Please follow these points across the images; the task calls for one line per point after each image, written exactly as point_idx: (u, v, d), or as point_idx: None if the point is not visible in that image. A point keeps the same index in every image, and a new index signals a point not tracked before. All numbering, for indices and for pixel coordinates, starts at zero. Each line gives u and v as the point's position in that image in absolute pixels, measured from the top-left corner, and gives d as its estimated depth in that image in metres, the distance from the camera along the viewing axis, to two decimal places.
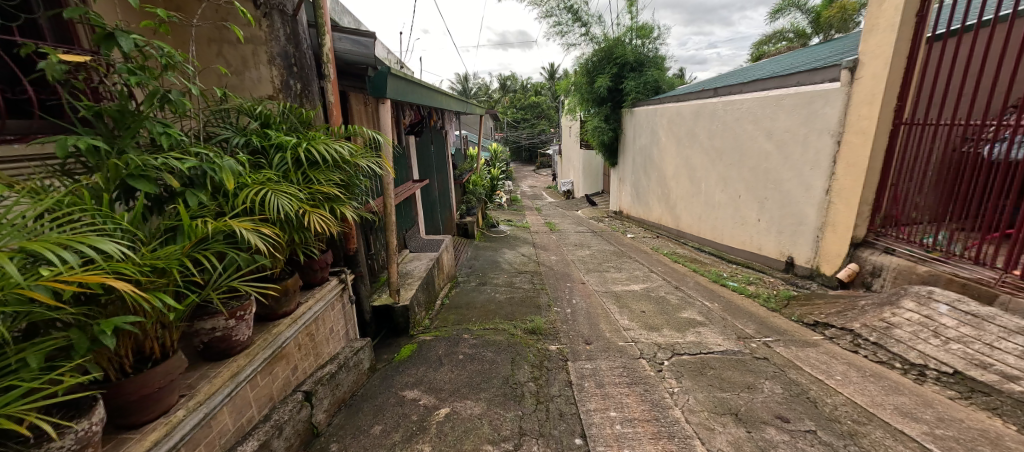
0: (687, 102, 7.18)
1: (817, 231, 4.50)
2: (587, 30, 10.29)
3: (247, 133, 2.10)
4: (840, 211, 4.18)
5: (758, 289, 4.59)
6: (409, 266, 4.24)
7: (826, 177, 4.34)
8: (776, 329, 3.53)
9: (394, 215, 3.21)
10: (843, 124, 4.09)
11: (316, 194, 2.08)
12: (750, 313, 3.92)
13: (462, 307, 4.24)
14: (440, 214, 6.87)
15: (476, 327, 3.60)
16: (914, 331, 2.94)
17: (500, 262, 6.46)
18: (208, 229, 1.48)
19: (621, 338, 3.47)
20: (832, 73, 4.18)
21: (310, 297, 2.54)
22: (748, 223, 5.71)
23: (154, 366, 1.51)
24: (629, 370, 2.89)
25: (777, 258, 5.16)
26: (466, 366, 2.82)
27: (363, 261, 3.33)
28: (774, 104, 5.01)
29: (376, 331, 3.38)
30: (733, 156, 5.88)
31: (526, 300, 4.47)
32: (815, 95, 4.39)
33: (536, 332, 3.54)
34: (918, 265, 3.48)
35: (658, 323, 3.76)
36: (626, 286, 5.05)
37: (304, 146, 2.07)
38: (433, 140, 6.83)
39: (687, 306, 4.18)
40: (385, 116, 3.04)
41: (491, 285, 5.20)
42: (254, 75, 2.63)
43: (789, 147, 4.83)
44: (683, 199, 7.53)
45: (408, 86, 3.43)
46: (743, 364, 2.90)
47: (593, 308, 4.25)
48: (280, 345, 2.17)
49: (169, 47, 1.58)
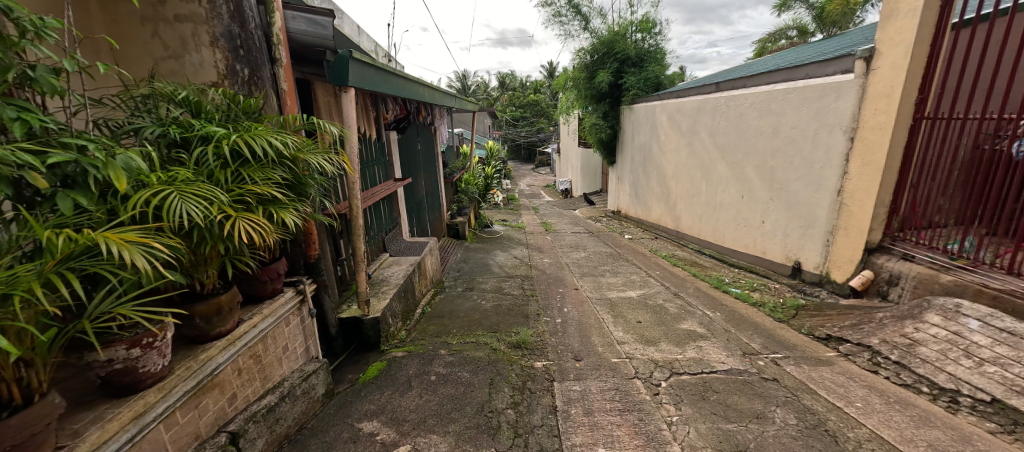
0: (686, 98, 6.89)
1: (827, 235, 4.18)
2: (586, 24, 9.96)
3: (167, 123, 1.78)
4: (853, 214, 3.86)
5: (763, 297, 4.27)
6: (385, 273, 3.91)
7: (838, 177, 4.01)
8: (785, 344, 3.21)
9: (361, 218, 2.89)
10: (857, 119, 3.77)
11: (249, 196, 1.77)
12: (755, 325, 3.60)
13: (444, 317, 3.91)
14: (427, 214, 6.54)
15: (455, 340, 3.29)
16: (941, 350, 2.62)
17: (490, 265, 6.13)
18: (76, 244, 1.16)
19: (614, 353, 3.15)
20: (845, 64, 3.87)
21: (255, 313, 2.21)
22: (751, 225, 5.39)
23: (11, 416, 1.19)
24: (622, 394, 2.57)
25: (783, 262, 4.84)
26: (438, 389, 2.51)
27: (329, 268, 3.00)
28: (780, 98, 4.70)
29: (344, 346, 3.06)
30: (736, 154, 5.57)
31: (514, 309, 4.14)
32: (826, 88, 4.07)
33: (521, 347, 3.22)
34: (941, 273, 3.17)
35: (656, 336, 3.43)
36: (622, 292, 4.72)
37: (237, 138, 1.76)
38: (421, 138, 6.52)
39: (687, 316, 3.85)
40: (348, 109, 2.72)
41: (478, 290, 4.87)
42: (195, 59, 2.32)
43: (797, 144, 4.51)
44: (683, 199, 7.23)
45: (381, 75, 3.09)
46: (750, 387, 2.58)
47: (585, 317, 3.92)
48: (212, 372, 1.86)
49: (32, 10, 1.23)
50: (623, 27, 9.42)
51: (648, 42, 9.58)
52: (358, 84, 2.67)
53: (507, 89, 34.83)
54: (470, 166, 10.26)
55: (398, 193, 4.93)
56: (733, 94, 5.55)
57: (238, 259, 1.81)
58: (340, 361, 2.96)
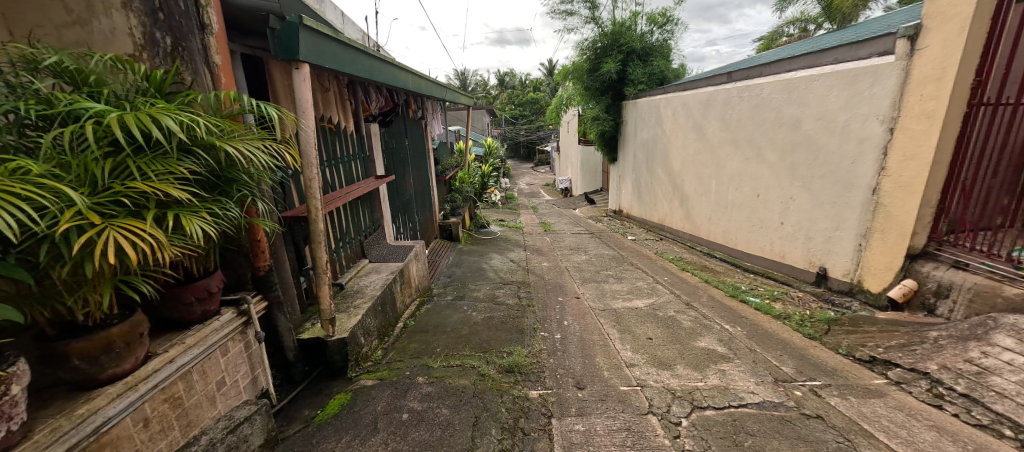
0: (694, 90, 6.46)
1: (860, 239, 3.72)
2: (590, 14, 9.48)
3: (26, 98, 1.33)
4: (892, 215, 3.39)
5: (787, 308, 3.80)
6: (361, 283, 3.45)
7: (874, 173, 3.55)
8: (822, 367, 2.75)
9: (321, 222, 2.41)
10: (897, 107, 3.32)
11: (135, 196, 1.32)
12: (783, 343, 3.13)
13: (428, 332, 3.45)
14: (416, 215, 6.09)
15: (438, 363, 2.83)
16: (1021, 382, 2.15)
17: (485, 269, 5.68)
18: None
19: (623, 380, 2.68)
20: (883, 44, 3.41)
21: (172, 345, 1.78)
22: (768, 227, 4.93)
23: None
24: (636, 439, 2.12)
25: (805, 268, 4.38)
26: (410, 434, 2.06)
27: (285, 281, 2.53)
28: (803, 87, 4.24)
29: (304, 372, 2.60)
30: (750, 149, 5.12)
31: (507, 322, 3.68)
32: (860, 73, 3.61)
33: (514, 371, 2.76)
34: (1005, 285, 2.71)
35: (671, 357, 2.96)
36: (628, 302, 4.25)
37: (120, 118, 1.32)
38: (410, 133, 6.07)
39: (704, 331, 3.38)
40: (302, 92, 2.22)
41: (469, 300, 4.41)
42: (105, 26, 1.81)
43: (823, 137, 4.05)
44: (691, 198, 6.78)
45: (349, 54, 2.61)
46: (791, 429, 2.13)
47: (589, 333, 3.46)
48: (98, 429, 1.46)
49: None
50: (628, 19, 8.99)
51: (654, 35, 9.17)
52: (314, 59, 2.21)
53: (506, 87, 34.34)
54: (465, 164, 9.77)
55: (381, 191, 4.46)
56: (747, 84, 5.11)
57: (129, 280, 1.38)
58: (298, 391, 2.50)
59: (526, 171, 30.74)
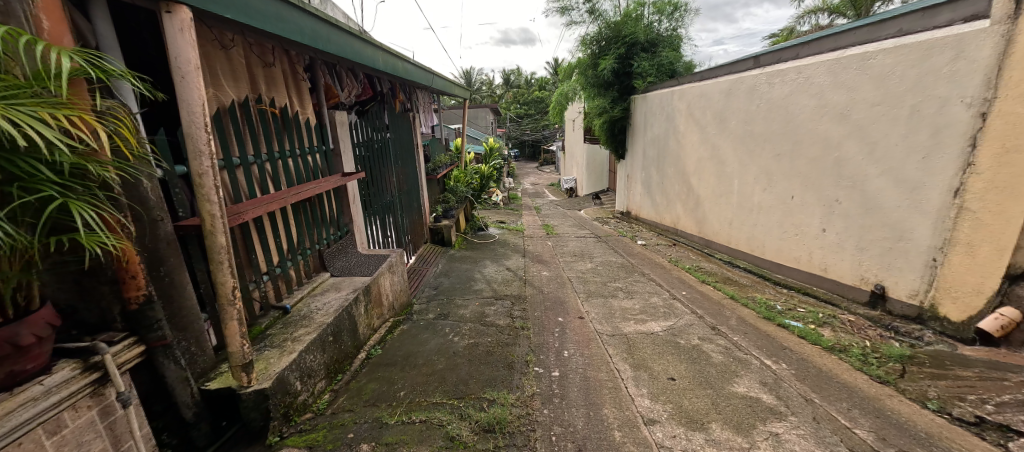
0: (712, 79, 5.75)
1: (932, 253, 2.99)
2: (592, 4, 8.81)
3: None
4: (982, 226, 2.68)
5: (840, 337, 3.06)
6: (313, 304, 2.77)
7: (955, 170, 2.82)
8: (909, 430, 2.05)
9: (224, 236, 1.75)
10: (992, 87, 2.62)
11: None
12: (847, 389, 2.41)
13: (395, 366, 2.77)
14: (401, 217, 5.41)
15: (396, 416, 2.17)
16: None
17: (476, 279, 4.98)
18: None
19: (640, 447, 2.00)
20: (973, 7, 2.73)
21: None
22: (804, 234, 4.19)
23: None
24: None
25: (856, 285, 3.65)
26: None
27: (186, 312, 1.87)
28: (853, 67, 3.51)
29: (213, 433, 1.94)
30: (781, 143, 4.40)
31: (494, 353, 2.98)
32: (935, 45, 2.90)
33: (495, 431, 2.07)
34: None
35: (702, 410, 2.25)
36: (642, 325, 3.54)
37: None
38: (396, 126, 5.40)
39: (741, 370, 2.66)
40: (179, 48, 1.57)
41: (452, 319, 3.72)
42: None
43: (881, 127, 3.32)
44: (708, 200, 6.04)
45: (274, 9, 1.96)
46: None
47: (594, 369, 2.76)
48: None
49: None
50: (634, 9, 8.31)
51: (662, 25, 8.43)
52: (197, 1, 1.57)
53: (509, 84, 33.59)
54: (460, 162, 9.06)
55: (352, 191, 3.76)
56: (777, 69, 4.40)
57: None
58: None
59: (529, 172, 29.81)
